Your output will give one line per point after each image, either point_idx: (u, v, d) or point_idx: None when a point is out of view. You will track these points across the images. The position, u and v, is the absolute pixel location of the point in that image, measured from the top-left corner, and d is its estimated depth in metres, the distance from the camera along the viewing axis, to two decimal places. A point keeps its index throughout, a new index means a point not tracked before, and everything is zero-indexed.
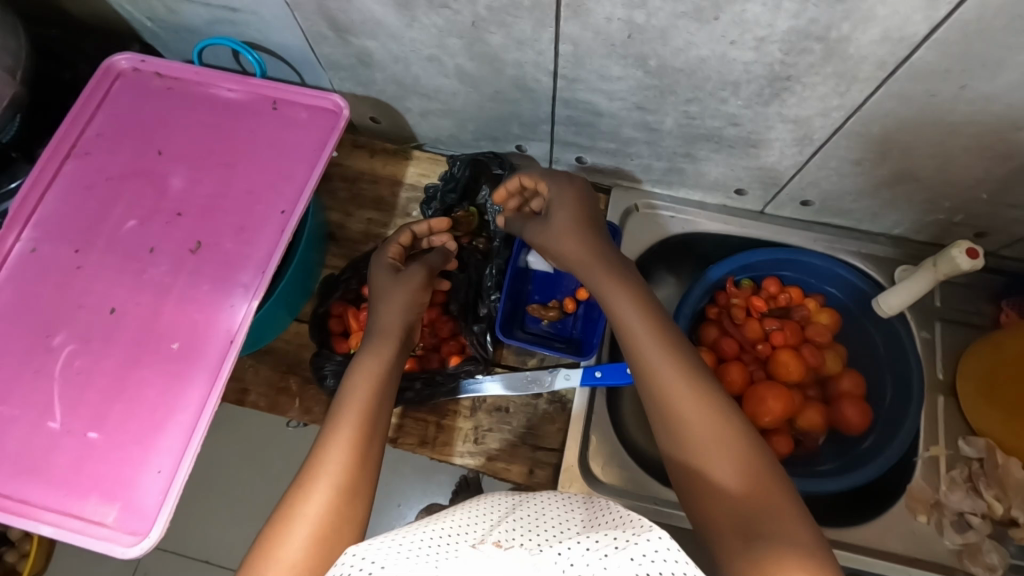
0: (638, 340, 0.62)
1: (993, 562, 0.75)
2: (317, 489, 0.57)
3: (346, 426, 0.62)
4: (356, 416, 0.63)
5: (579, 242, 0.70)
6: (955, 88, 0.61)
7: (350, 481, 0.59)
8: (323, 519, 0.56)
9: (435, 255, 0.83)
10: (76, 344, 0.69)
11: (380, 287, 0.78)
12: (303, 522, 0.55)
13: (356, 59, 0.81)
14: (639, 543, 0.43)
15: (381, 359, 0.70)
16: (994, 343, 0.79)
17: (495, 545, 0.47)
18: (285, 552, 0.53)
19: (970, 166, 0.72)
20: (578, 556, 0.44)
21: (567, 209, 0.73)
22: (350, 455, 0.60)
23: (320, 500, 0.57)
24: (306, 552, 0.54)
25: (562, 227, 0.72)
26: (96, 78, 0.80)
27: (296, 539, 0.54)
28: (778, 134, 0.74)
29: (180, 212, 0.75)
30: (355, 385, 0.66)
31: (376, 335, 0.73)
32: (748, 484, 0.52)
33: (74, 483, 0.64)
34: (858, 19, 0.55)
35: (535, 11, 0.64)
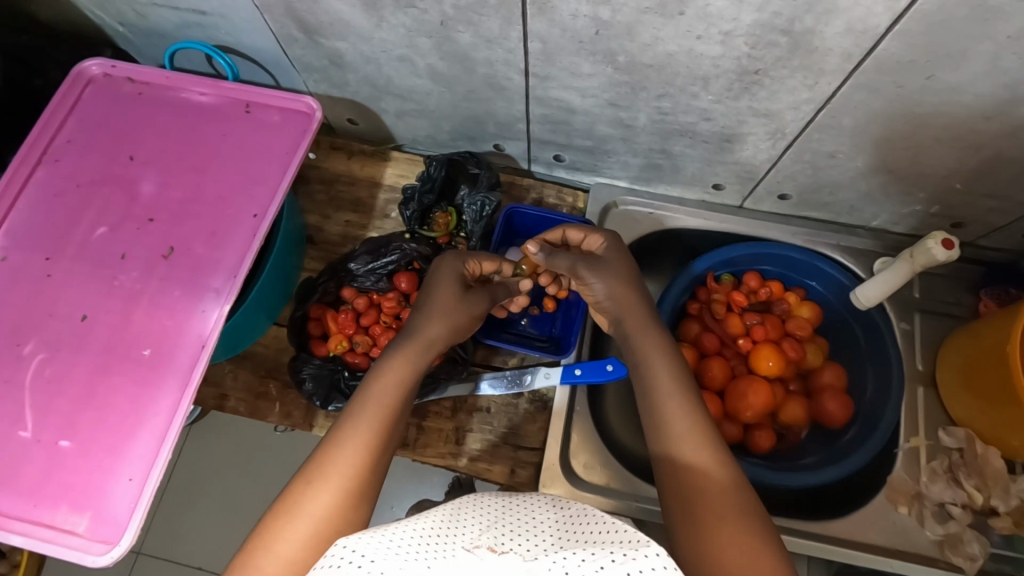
0: (665, 399, 0.63)
1: (974, 552, 0.75)
2: (325, 485, 0.57)
3: (361, 429, 0.61)
4: (376, 420, 0.62)
5: (627, 298, 0.72)
6: (922, 79, 0.61)
7: (359, 486, 0.58)
8: (324, 520, 0.56)
9: (504, 289, 0.80)
10: (47, 352, 0.69)
11: (437, 294, 0.73)
12: (303, 520, 0.55)
13: (328, 61, 0.80)
14: (638, 559, 0.43)
15: (410, 360, 0.67)
16: (974, 333, 0.79)
17: (490, 550, 0.47)
18: (281, 547, 0.54)
19: (942, 157, 0.72)
20: (574, 565, 0.44)
21: (615, 261, 0.75)
22: (363, 459, 0.60)
23: (324, 501, 0.56)
24: (302, 551, 0.54)
25: (610, 274, 0.73)
26: (66, 84, 0.80)
27: (293, 535, 0.54)
28: (752, 129, 0.74)
29: (151, 217, 0.74)
30: (383, 386, 0.65)
31: (406, 335, 0.70)
32: (735, 533, 0.53)
33: (45, 493, 0.64)
34: (821, 11, 0.55)
35: (500, 9, 0.63)
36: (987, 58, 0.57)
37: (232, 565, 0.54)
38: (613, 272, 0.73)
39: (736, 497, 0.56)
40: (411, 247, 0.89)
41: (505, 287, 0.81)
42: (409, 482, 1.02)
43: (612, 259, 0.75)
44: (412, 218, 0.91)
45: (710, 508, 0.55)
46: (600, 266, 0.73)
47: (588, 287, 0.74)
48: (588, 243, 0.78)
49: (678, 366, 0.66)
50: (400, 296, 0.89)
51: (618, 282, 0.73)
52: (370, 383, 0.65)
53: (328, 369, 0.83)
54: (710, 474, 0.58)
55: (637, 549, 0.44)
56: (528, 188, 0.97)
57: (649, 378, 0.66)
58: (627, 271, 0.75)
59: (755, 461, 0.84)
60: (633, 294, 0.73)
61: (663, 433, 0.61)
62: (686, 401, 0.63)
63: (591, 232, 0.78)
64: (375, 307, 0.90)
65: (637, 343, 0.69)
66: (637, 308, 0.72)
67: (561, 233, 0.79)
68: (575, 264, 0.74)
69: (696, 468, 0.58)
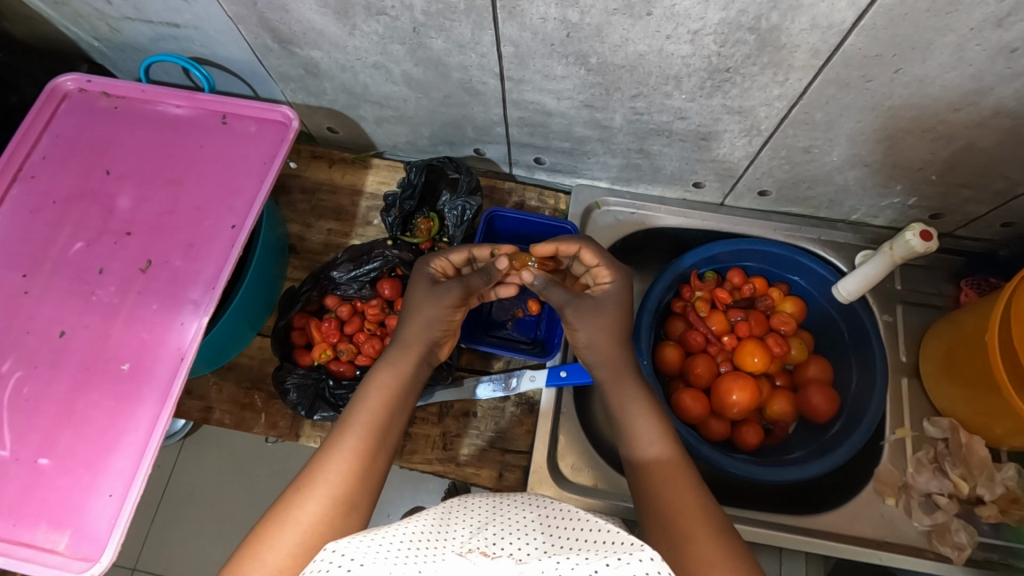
0: (643, 437, 0.66)
1: (961, 541, 0.75)
2: (317, 492, 0.57)
3: (352, 440, 0.62)
4: (365, 428, 0.63)
5: (611, 344, 0.72)
6: (890, 72, 0.61)
7: (349, 495, 0.58)
8: (314, 529, 0.55)
9: (479, 276, 0.73)
10: (24, 371, 0.68)
11: (416, 299, 0.74)
12: (293, 527, 0.55)
13: (304, 70, 0.80)
14: (632, 562, 0.41)
15: (398, 372, 0.69)
16: (956, 321, 0.79)
17: (482, 555, 0.47)
18: (269, 555, 0.53)
19: (914, 148, 0.72)
20: (567, 568, 0.43)
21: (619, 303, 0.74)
22: (355, 465, 0.60)
23: (315, 506, 0.56)
24: (292, 558, 0.53)
25: (611, 304, 0.73)
26: (41, 100, 0.79)
27: (282, 543, 0.54)
28: (726, 126, 0.75)
29: (129, 231, 0.74)
30: (374, 398, 0.66)
31: (397, 346, 0.72)
32: (707, 543, 0.54)
33: (24, 511, 0.63)
34: (785, 8, 0.55)
35: (471, 14, 0.64)
36: (952, 50, 0.57)
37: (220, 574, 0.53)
38: (602, 321, 0.72)
39: (708, 518, 0.57)
40: (393, 252, 0.88)
41: (481, 271, 0.73)
42: (404, 488, 1.01)
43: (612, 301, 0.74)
44: (394, 225, 0.91)
45: (684, 511, 0.57)
46: (590, 314, 0.73)
47: (573, 332, 0.74)
48: (597, 273, 0.75)
49: (657, 411, 0.68)
50: (384, 303, 0.89)
51: (604, 333, 0.72)
52: (359, 396, 0.66)
53: (313, 379, 0.83)
54: (696, 521, 0.56)
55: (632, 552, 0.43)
56: (510, 191, 0.97)
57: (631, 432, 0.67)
58: (617, 323, 0.73)
59: (743, 457, 0.84)
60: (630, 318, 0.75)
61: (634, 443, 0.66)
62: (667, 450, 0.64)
63: (604, 264, 0.74)
64: (359, 314, 0.90)
65: (618, 390, 0.70)
66: (614, 363, 0.72)
67: (576, 250, 0.74)
68: (564, 306, 0.74)
69: (681, 510, 0.57)
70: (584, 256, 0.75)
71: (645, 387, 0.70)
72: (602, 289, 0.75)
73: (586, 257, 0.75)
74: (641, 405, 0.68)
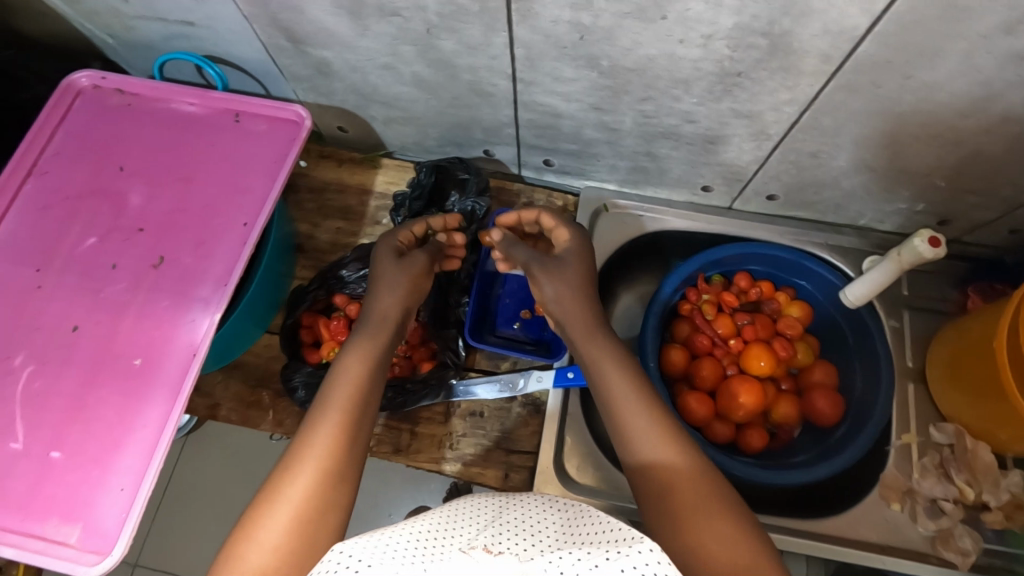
0: (614, 391, 0.63)
1: (966, 547, 0.76)
2: (302, 468, 0.57)
3: (331, 410, 0.61)
4: (341, 396, 0.62)
5: (575, 297, 0.70)
6: (900, 78, 0.62)
7: (334, 464, 0.58)
8: (306, 503, 0.55)
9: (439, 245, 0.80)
10: (35, 365, 0.69)
11: (381, 272, 0.74)
12: (284, 505, 0.54)
13: (315, 70, 0.81)
14: (631, 554, 0.43)
15: (369, 345, 0.68)
16: (961, 327, 0.79)
17: (484, 551, 0.47)
18: (264, 534, 0.53)
19: (922, 154, 0.72)
20: (569, 564, 0.43)
21: (580, 258, 0.73)
22: (335, 437, 0.59)
23: (302, 482, 0.56)
24: (286, 534, 0.53)
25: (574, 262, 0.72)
26: (55, 97, 0.80)
27: (276, 521, 0.53)
28: (735, 130, 0.75)
29: (140, 228, 0.75)
30: (347, 371, 0.65)
31: (366, 320, 0.71)
32: (702, 502, 0.54)
33: (35, 504, 0.64)
34: (797, 13, 0.56)
35: (483, 16, 0.64)
36: (962, 57, 0.58)
37: (216, 561, 0.53)
38: (568, 277, 0.71)
39: (696, 476, 0.56)
40: None
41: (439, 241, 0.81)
42: (406, 487, 1.02)
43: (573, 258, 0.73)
44: None
45: (673, 475, 0.56)
46: (554, 269, 0.71)
47: (539, 289, 0.72)
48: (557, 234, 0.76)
49: (626, 364, 0.65)
50: None
51: (569, 289, 0.70)
52: (332, 374, 0.65)
53: (320, 376, 0.82)
54: (685, 485, 0.55)
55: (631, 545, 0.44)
56: (517, 192, 0.98)
57: (603, 392, 0.64)
58: (584, 277, 0.72)
59: (748, 460, 0.84)
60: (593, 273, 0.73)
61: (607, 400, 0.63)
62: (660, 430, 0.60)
63: (561, 224, 0.76)
64: None
65: (583, 347, 0.68)
66: (582, 315, 0.69)
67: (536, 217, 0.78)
68: (530, 262, 0.73)
69: (671, 474, 0.57)
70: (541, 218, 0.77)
71: (611, 339, 0.68)
72: (562, 247, 0.75)
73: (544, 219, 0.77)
74: (607, 359, 0.66)
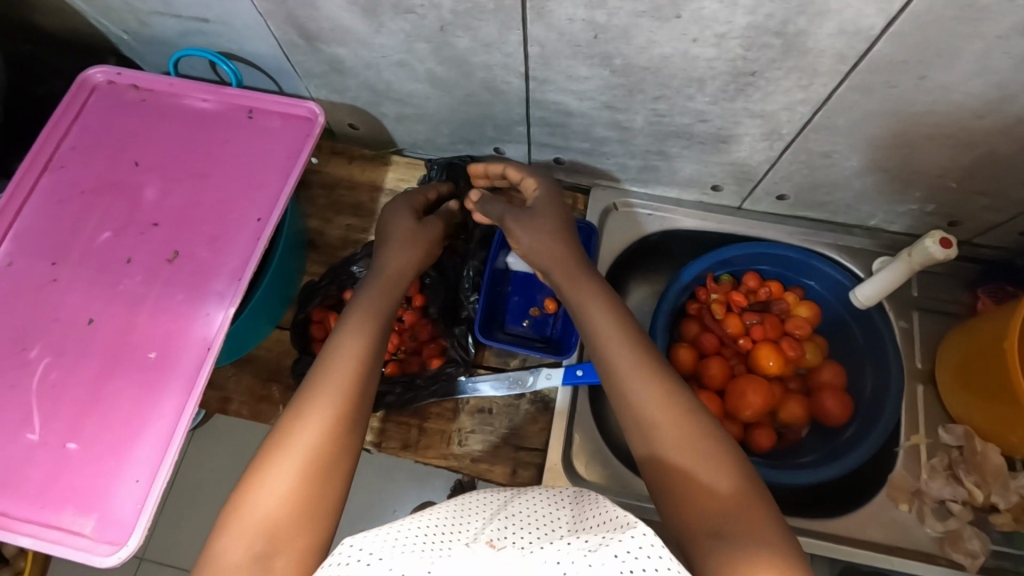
0: (601, 334, 0.63)
1: (974, 548, 0.76)
2: (314, 415, 0.57)
3: (337, 360, 0.62)
4: (345, 345, 0.63)
5: (546, 241, 0.73)
6: (915, 79, 0.62)
7: (340, 408, 0.58)
8: (312, 448, 0.55)
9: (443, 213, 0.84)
10: (52, 357, 0.69)
11: (389, 233, 0.78)
12: (299, 450, 0.55)
13: (328, 67, 0.81)
14: (624, 540, 0.43)
15: (377, 304, 0.69)
16: (971, 329, 0.79)
17: (488, 545, 0.47)
18: (275, 479, 0.53)
19: (936, 155, 0.72)
20: (567, 555, 0.44)
21: (550, 207, 0.76)
22: (348, 388, 0.60)
23: (316, 429, 0.56)
24: (302, 480, 0.54)
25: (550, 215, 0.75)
26: (71, 92, 0.81)
27: (289, 464, 0.54)
28: (747, 129, 0.75)
29: (155, 222, 0.75)
30: (355, 325, 0.66)
31: (373, 276, 0.73)
32: (696, 444, 0.54)
33: (51, 495, 0.64)
34: (813, 13, 0.56)
35: (498, 14, 0.64)
36: (978, 58, 0.58)
37: (228, 509, 0.53)
38: (540, 224, 0.74)
39: (689, 418, 0.56)
40: None
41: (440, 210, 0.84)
42: None
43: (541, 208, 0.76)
44: None
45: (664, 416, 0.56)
46: (528, 219, 0.75)
47: (515, 238, 0.75)
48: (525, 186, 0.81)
49: (613, 307, 0.65)
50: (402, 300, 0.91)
51: (543, 235, 0.73)
52: (341, 329, 0.65)
53: None
54: (674, 425, 0.55)
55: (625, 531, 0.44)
56: None
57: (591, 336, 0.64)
58: (555, 224, 0.74)
59: (757, 460, 0.84)
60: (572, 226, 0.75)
61: (596, 343, 0.63)
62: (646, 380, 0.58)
63: (528, 175, 0.80)
64: None
65: (570, 291, 0.68)
66: (559, 257, 0.71)
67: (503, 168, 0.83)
68: (505, 215, 0.77)
69: (660, 414, 0.56)
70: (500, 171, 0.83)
71: (597, 283, 0.68)
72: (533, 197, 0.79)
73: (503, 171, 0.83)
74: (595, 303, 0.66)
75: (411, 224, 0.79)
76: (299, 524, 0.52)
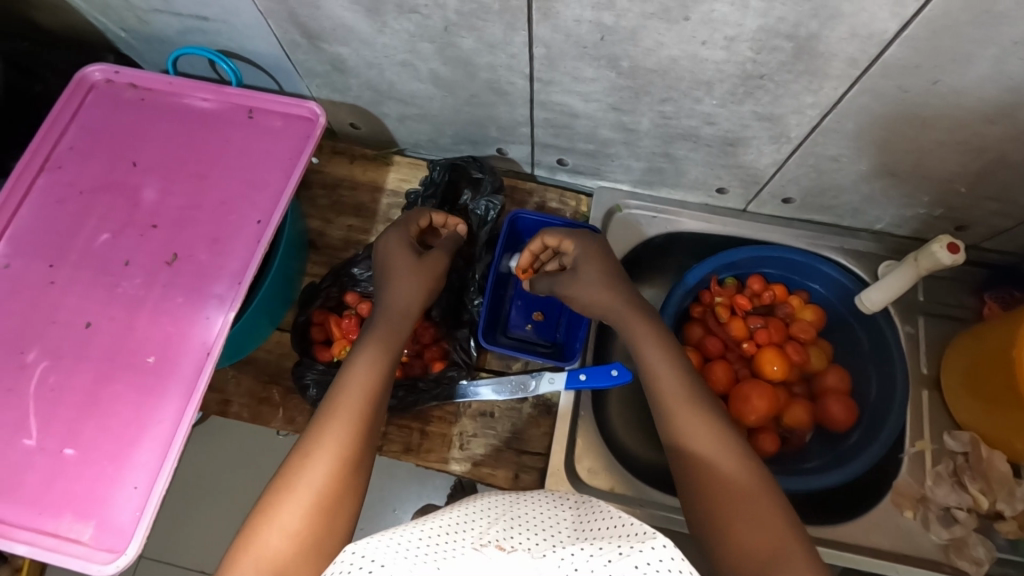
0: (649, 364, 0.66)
1: (979, 555, 0.75)
2: (322, 454, 0.57)
3: (350, 398, 0.61)
4: (360, 383, 0.63)
5: (602, 296, 0.73)
6: (927, 83, 0.61)
7: (354, 449, 0.58)
8: (323, 488, 0.55)
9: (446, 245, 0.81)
10: (49, 361, 0.69)
11: (394, 267, 0.76)
12: (304, 489, 0.54)
13: (330, 66, 0.80)
14: (643, 550, 0.42)
15: (387, 340, 0.69)
16: (980, 334, 0.78)
17: (498, 548, 0.45)
18: (285, 518, 0.52)
19: (946, 160, 0.71)
20: (582, 560, 0.43)
21: (593, 260, 0.75)
22: (359, 424, 0.60)
23: (325, 470, 0.56)
24: (305, 520, 0.53)
25: (586, 270, 0.75)
26: (68, 91, 0.80)
27: (298, 503, 0.54)
28: (755, 132, 0.74)
29: (154, 224, 0.74)
30: (368, 358, 0.66)
31: (380, 316, 0.72)
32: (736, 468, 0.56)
33: (49, 502, 0.64)
34: (826, 16, 0.55)
35: (504, 15, 0.63)
36: (992, 62, 0.57)
37: (230, 549, 0.52)
38: (586, 277, 0.74)
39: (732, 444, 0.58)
40: None
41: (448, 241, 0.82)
42: (411, 484, 1.02)
43: (578, 245, 0.77)
44: None
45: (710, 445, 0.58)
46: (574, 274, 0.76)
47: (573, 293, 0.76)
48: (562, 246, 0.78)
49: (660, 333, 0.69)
50: None
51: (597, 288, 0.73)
52: (348, 366, 0.65)
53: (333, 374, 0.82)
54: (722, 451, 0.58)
55: (644, 542, 0.44)
56: (531, 191, 0.97)
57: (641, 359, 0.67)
58: (599, 274, 0.74)
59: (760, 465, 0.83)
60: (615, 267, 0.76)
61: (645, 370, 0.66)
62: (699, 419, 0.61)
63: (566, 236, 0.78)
64: None
65: (623, 321, 0.71)
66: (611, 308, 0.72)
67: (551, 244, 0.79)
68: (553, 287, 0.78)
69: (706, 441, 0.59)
70: (529, 245, 0.80)
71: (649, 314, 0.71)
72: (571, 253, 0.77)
73: (532, 244, 0.80)
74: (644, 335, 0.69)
75: (411, 258, 0.77)
76: (304, 562, 0.52)
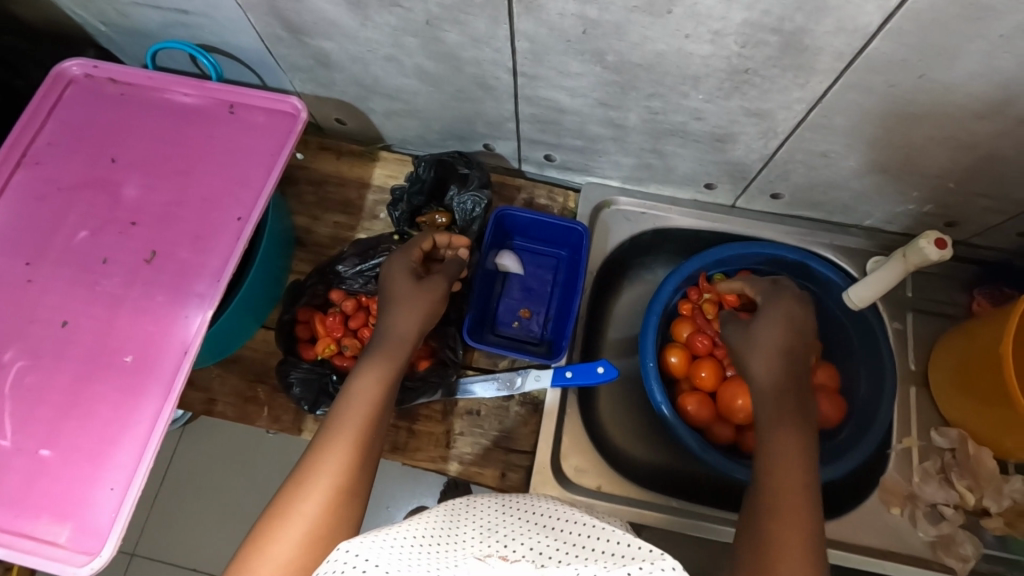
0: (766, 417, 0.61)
1: (967, 553, 0.75)
2: (319, 488, 0.56)
3: (348, 426, 0.60)
4: (361, 409, 0.62)
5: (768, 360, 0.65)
6: (914, 78, 0.60)
7: (350, 481, 0.57)
8: (319, 519, 0.54)
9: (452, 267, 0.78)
10: (27, 360, 0.67)
11: (398, 291, 0.74)
12: (297, 523, 0.53)
13: (314, 60, 0.79)
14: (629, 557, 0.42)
15: (393, 368, 0.67)
16: (970, 330, 0.77)
17: (501, 558, 0.45)
18: (277, 549, 0.52)
19: (935, 155, 0.71)
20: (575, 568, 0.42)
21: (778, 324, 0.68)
22: (355, 454, 0.59)
23: (320, 503, 0.55)
24: (299, 553, 0.52)
25: (766, 324, 0.69)
26: (46, 85, 0.78)
27: (291, 535, 0.53)
28: (743, 128, 0.73)
29: (134, 221, 0.73)
30: (366, 381, 0.64)
31: (379, 338, 0.70)
32: (795, 534, 0.52)
33: (26, 503, 0.63)
34: (811, 10, 0.54)
35: (487, 9, 0.62)
36: (980, 56, 0.56)
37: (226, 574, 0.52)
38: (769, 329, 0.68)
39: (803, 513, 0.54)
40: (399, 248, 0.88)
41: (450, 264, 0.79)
42: (401, 481, 1.01)
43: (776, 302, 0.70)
44: (401, 219, 0.91)
45: (780, 507, 0.54)
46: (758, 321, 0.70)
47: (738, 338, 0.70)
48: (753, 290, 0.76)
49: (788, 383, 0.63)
50: None
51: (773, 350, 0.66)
52: (345, 393, 0.64)
53: (317, 373, 0.81)
54: (791, 515, 0.53)
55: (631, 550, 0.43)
56: (519, 187, 0.96)
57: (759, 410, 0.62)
58: (782, 334, 0.67)
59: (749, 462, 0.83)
60: (803, 324, 0.68)
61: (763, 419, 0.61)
62: (781, 469, 0.57)
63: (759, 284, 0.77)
64: (364, 309, 0.88)
65: (758, 371, 0.65)
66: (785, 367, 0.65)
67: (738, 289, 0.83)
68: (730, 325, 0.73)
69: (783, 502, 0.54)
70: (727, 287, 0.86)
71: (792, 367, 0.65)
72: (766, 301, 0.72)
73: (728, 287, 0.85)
74: (772, 385, 0.64)
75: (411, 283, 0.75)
76: None
